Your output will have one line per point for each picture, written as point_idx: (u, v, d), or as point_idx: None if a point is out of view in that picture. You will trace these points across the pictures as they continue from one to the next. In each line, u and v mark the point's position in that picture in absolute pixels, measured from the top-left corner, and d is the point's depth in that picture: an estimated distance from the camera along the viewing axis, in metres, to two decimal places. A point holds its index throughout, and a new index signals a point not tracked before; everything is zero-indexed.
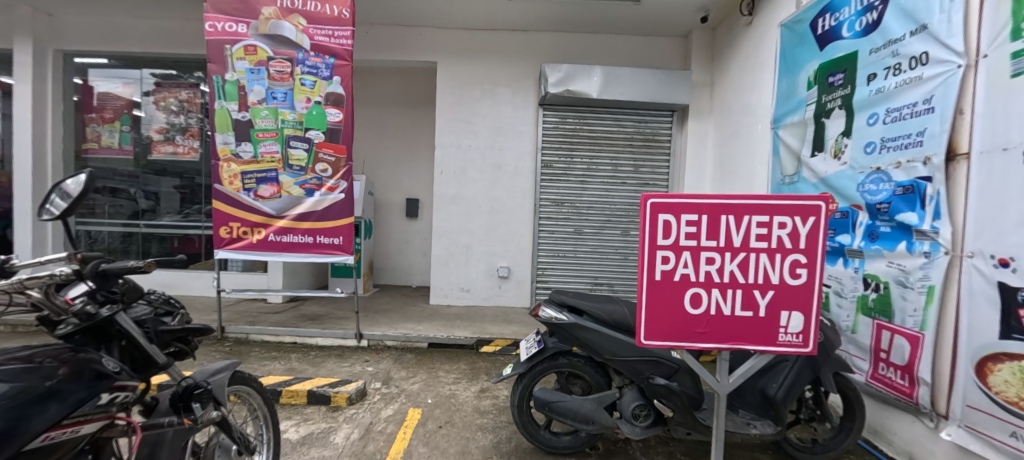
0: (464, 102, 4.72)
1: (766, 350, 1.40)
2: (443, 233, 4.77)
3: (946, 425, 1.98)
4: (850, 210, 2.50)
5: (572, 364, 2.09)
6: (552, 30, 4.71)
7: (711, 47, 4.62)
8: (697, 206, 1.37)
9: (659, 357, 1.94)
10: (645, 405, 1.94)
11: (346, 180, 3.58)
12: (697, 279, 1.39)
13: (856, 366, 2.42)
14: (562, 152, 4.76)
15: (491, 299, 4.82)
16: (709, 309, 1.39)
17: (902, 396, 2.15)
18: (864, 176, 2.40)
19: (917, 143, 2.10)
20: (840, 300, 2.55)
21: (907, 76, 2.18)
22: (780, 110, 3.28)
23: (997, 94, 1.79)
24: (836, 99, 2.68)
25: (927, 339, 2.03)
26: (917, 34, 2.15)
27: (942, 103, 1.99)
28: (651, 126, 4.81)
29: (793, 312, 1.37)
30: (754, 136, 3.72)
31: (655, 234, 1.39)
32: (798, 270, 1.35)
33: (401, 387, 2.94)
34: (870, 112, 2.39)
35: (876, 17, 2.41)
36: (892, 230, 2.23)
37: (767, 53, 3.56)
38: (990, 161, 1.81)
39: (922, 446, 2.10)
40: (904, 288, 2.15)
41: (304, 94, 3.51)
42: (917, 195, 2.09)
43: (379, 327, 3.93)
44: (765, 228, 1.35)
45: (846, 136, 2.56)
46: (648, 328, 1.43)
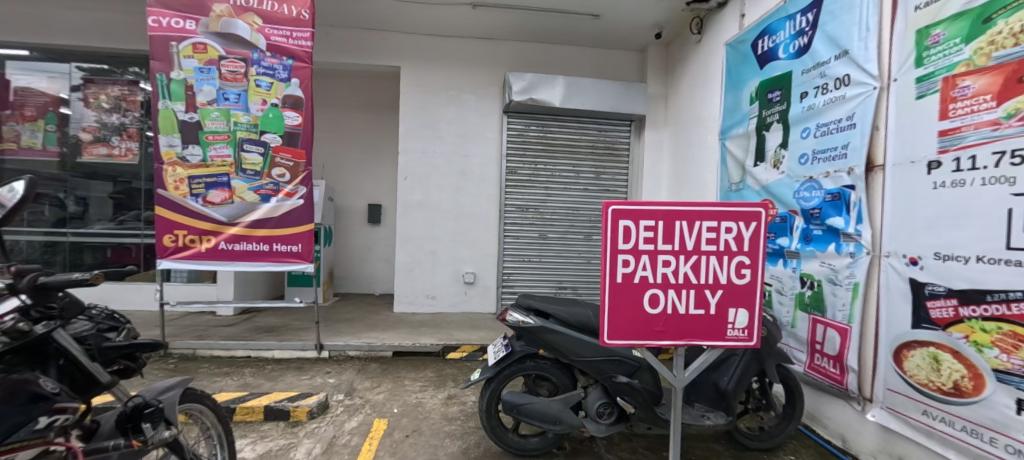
0: (429, 108, 4.71)
1: (716, 345, 1.51)
2: (408, 240, 4.71)
3: (871, 407, 2.21)
4: (788, 215, 2.75)
5: (539, 366, 2.14)
6: (516, 40, 4.82)
7: (665, 61, 4.88)
8: (655, 212, 1.46)
9: (622, 356, 2.04)
10: (608, 403, 2.02)
11: (305, 185, 3.49)
12: (654, 281, 1.48)
13: (795, 358, 2.65)
14: (526, 159, 4.85)
15: (457, 305, 4.81)
16: (666, 309, 1.49)
17: (835, 383, 2.37)
18: (799, 184, 2.65)
19: (843, 155, 2.35)
20: (782, 298, 2.77)
21: (833, 95, 2.44)
22: (727, 122, 3.53)
23: (905, 113, 2.04)
24: (774, 113, 2.94)
25: (853, 331, 2.26)
26: (840, 58, 2.42)
27: (863, 119, 2.24)
28: (611, 135, 5.00)
29: (739, 309, 1.50)
30: (705, 146, 3.97)
31: (616, 238, 1.46)
32: (742, 271, 1.48)
33: (365, 398, 2.89)
34: (803, 126, 2.65)
35: (806, 42, 2.68)
36: (823, 233, 2.47)
37: (714, 70, 3.84)
38: (900, 172, 2.06)
39: (853, 429, 2.32)
40: (834, 285, 2.38)
41: (259, 96, 3.38)
42: (843, 201, 2.34)
43: (341, 337, 3.83)
44: (714, 233, 1.47)
45: (783, 148, 2.81)
46: (611, 328, 1.49)
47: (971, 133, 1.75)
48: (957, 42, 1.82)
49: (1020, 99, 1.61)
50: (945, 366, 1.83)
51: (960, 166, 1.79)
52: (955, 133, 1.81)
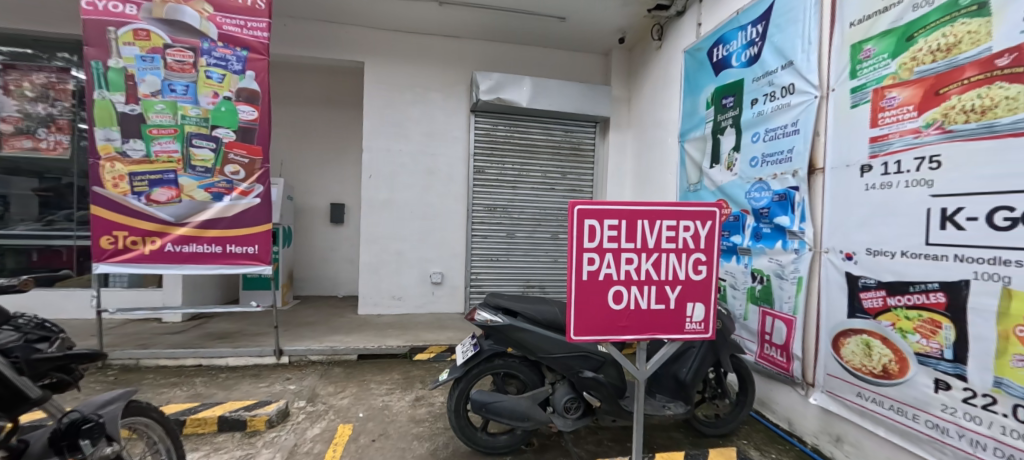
0: (394, 105, 4.62)
1: (675, 338, 1.59)
2: (373, 240, 4.60)
3: (813, 391, 2.39)
4: (740, 214, 2.92)
5: (507, 364, 2.16)
6: (483, 39, 4.82)
7: (628, 65, 5.04)
8: (618, 211, 1.50)
9: (587, 352, 2.09)
10: (575, 398, 2.07)
11: (262, 183, 3.34)
12: (618, 278, 1.53)
13: (747, 348, 2.82)
14: (494, 159, 4.86)
15: (424, 306, 4.76)
16: (629, 305, 1.54)
17: (781, 370, 2.55)
18: (750, 185, 2.83)
19: (788, 158, 2.52)
20: (735, 292, 2.94)
21: (780, 102, 2.61)
22: (686, 126, 3.69)
23: (842, 120, 2.22)
24: (728, 118, 3.10)
25: (798, 322, 2.44)
26: (785, 68, 2.59)
27: (805, 125, 2.41)
28: (577, 136, 5.10)
29: (696, 304, 1.58)
30: (665, 148, 4.14)
31: (582, 237, 1.49)
32: (699, 267, 1.57)
33: (329, 404, 2.80)
34: (753, 131, 2.82)
35: (756, 52, 2.86)
36: (771, 231, 2.64)
37: (673, 75, 4.01)
38: (838, 175, 2.24)
39: (798, 412, 2.50)
40: (781, 279, 2.56)
41: (210, 89, 3.20)
42: (788, 201, 2.51)
43: (302, 342, 3.69)
44: (674, 231, 1.54)
45: (736, 151, 2.98)
46: (577, 324, 1.53)
47: (897, 140, 1.94)
48: (885, 57, 2.01)
49: (938, 110, 1.80)
50: (875, 352, 2.02)
51: (888, 170, 1.98)
52: (883, 140, 2.00)
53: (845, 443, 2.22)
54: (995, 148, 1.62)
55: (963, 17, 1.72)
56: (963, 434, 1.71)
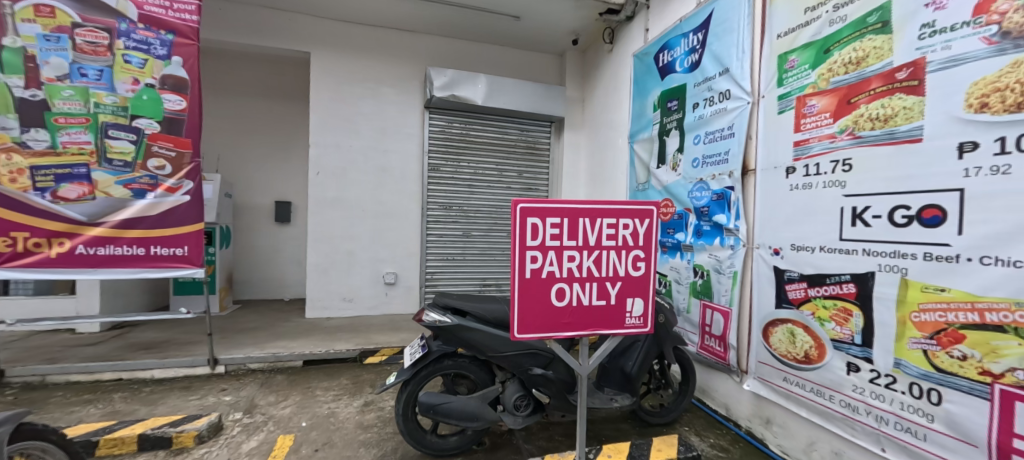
0: (343, 99, 4.43)
1: (616, 333, 1.63)
2: (321, 240, 4.39)
3: (746, 378, 2.55)
4: (683, 212, 3.07)
5: (457, 365, 2.13)
6: (438, 34, 4.73)
7: (581, 66, 5.13)
8: (560, 210, 1.52)
9: (537, 349, 2.11)
10: (525, 396, 2.09)
11: (192, 179, 3.08)
12: (561, 275, 1.55)
13: (690, 339, 2.97)
14: (449, 156, 4.79)
15: (376, 308, 4.61)
16: (571, 302, 1.57)
17: (719, 359, 2.71)
18: (692, 185, 2.98)
19: (725, 160, 2.68)
20: (679, 287, 3.09)
21: (718, 107, 2.77)
22: (635, 127, 3.82)
23: (770, 125, 2.39)
24: (673, 120, 3.25)
25: (733, 313, 2.59)
26: (722, 75, 2.75)
27: (739, 129, 2.57)
28: (532, 135, 5.13)
29: (636, 299, 1.64)
30: (616, 148, 4.26)
31: (524, 235, 1.50)
32: (638, 263, 1.62)
33: (268, 414, 2.64)
34: (695, 133, 2.97)
35: (697, 59, 3.01)
36: (710, 228, 2.80)
37: (623, 78, 4.14)
38: (767, 176, 2.40)
39: (734, 399, 2.66)
40: (719, 274, 2.71)
41: (129, 74, 2.91)
42: (725, 200, 2.67)
43: (240, 349, 3.45)
44: (614, 229, 1.59)
45: (680, 152, 3.13)
46: (521, 322, 1.53)
47: (816, 144, 2.12)
48: (806, 68, 2.18)
49: (849, 118, 1.98)
50: (799, 339, 2.19)
51: (809, 172, 2.15)
52: (804, 144, 2.18)
53: (773, 425, 2.39)
54: (895, 153, 1.80)
55: (870, 33, 1.91)
56: (870, 411, 1.89)
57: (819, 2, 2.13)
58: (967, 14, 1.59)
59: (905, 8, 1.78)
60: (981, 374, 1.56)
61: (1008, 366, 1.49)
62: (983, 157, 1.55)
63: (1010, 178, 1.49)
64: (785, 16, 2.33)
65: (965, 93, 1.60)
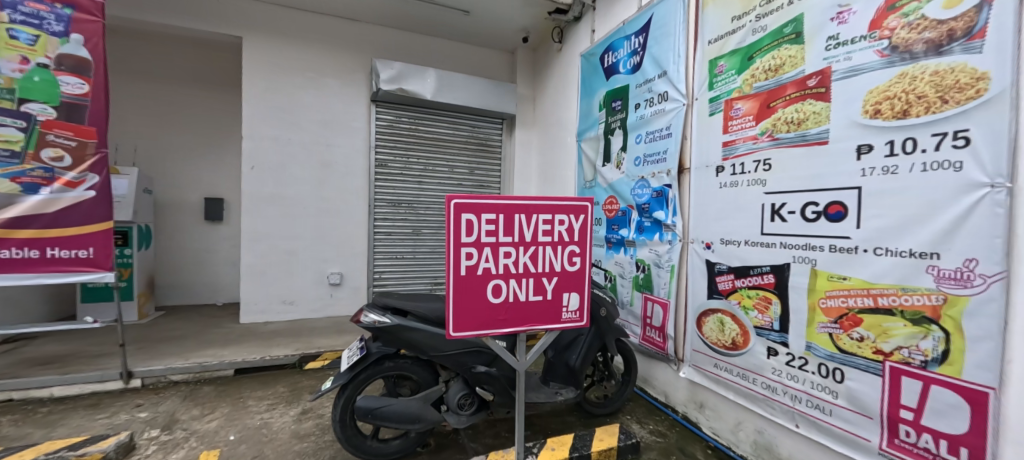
0: (280, 89, 4.15)
1: (553, 328, 1.66)
2: (257, 239, 4.09)
3: (683, 366, 2.70)
4: (626, 209, 3.19)
5: (398, 366, 2.08)
6: (384, 25, 4.56)
7: (532, 64, 5.15)
8: (495, 206, 1.52)
9: (480, 347, 2.11)
10: (469, 394, 2.08)
11: (98, 173, 2.75)
12: (497, 272, 1.55)
13: (632, 331, 3.10)
14: (397, 152, 4.64)
15: (320, 310, 4.39)
16: (508, 298, 1.57)
17: (659, 349, 2.84)
18: (634, 183, 3.10)
19: (663, 159, 2.81)
20: (623, 281, 3.20)
21: (657, 108, 2.89)
22: (582, 126, 3.89)
23: (703, 126, 2.52)
24: (617, 120, 3.35)
25: (671, 305, 2.73)
26: (660, 77, 2.88)
27: (676, 129, 2.70)
28: (484, 132, 5.08)
29: (572, 294, 1.67)
30: (565, 146, 4.34)
31: (458, 231, 1.48)
32: (573, 258, 1.66)
33: (191, 430, 2.42)
34: (637, 133, 3.09)
35: (638, 61, 3.12)
36: (651, 224, 2.92)
37: (572, 77, 4.21)
38: (701, 174, 2.54)
39: (672, 386, 2.80)
40: (659, 267, 2.84)
41: (16, 52, 2.55)
42: (664, 198, 2.80)
43: (160, 360, 3.14)
44: (549, 225, 1.61)
45: (623, 151, 3.24)
46: (456, 320, 1.51)
47: (742, 145, 2.27)
48: (733, 73, 2.33)
49: (769, 121, 2.14)
50: (727, 327, 2.34)
51: (736, 171, 2.31)
52: (732, 144, 2.33)
53: (706, 408, 2.54)
54: (806, 154, 1.97)
55: (786, 43, 2.06)
56: (786, 391, 2.06)
57: (744, 11, 2.28)
58: (865, 28, 1.76)
59: (815, 21, 1.94)
60: (875, 353, 1.74)
61: (896, 345, 1.68)
62: (876, 158, 1.73)
63: (897, 177, 1.67)
64: (716, 23, 2.46)
65: (862, 100, 1.78)
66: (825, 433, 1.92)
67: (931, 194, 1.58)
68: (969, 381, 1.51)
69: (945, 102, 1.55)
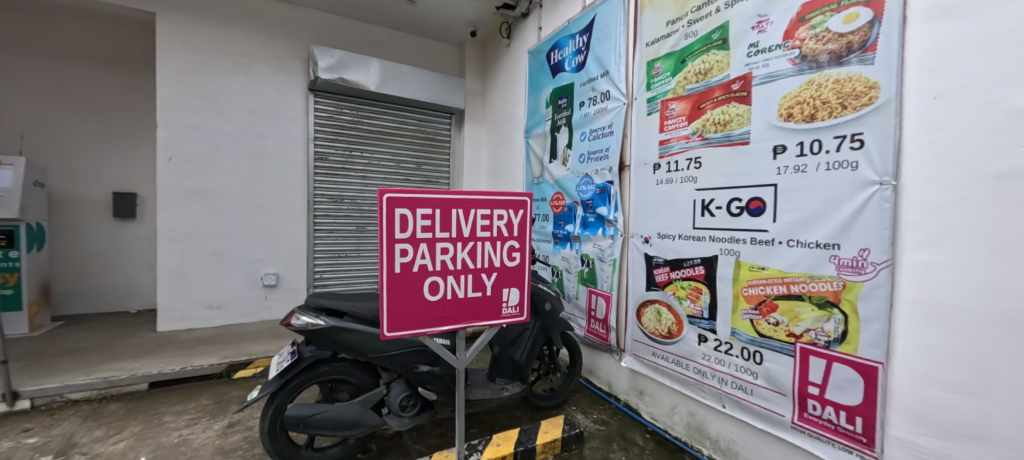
0: (202, 73, 3.79)
1: (493, 324, 1.65)
2: (177, 238, 3.73)
3: (624, 356, 2.81)
4: (572, 205, 3.26)
5: (334, 370, 2.00)
6: (322, 10, 4.30)
7: (481, 59, 5.10)
8: (431, 201, 1.48)
9: (423, 346, 2.09)
10: (411, 395, 2.07)
11: None
12: (434, 269, 1.52)
13: (578, 324, 3.18)
14: (338, 145, 4.41)
15: (253, 314, 4.09)
16: (446, 295, 1.54)
17: (602, 341, 2.94)
18: (579, 179, 3.17)
19: (606, 156, 2.90)
20: (569, 275, 3.27)
21: (600, 106, 2.97)
22: (530, 122, 3.92)
23: (642, 125, 2.62)
24: (563, 117, 3.41)
25: (613, 297, 2.83)
26: (603, 77, 2.96)
27: (618, 127, 2.79)
28: (432, 126, 4.95)
29: (512, 289, 1.67)
30: (513, 142, 4.35)
31: (392, 227, 1.43)
32: (513, 254, 1.66)
33: (93, 454, 2.16)
34: (582, 130, 3.16)
35: (582, 60, 3.19)
36: (595, 220, 3.01)
37: (519, 74, 4.22)
38: (640, 171, 2.64)
39: (615, 376, 2.91)
40: (602, 261, 2.93)
41: None
42: (606, 194, 2.89)
43: (56, 377, 2.77)
44: (488, 220, 1.59)
45: (569, 148, 3.30)
46: (391, 320, 1.47)
47: (676, 144, 2.40)
48: (668, 75, 2.45)
49: (699, 121, 2.27)
50: (664, 317, 2.47)
51: (671, 168, 2.43)
52: (667, 143, 2.45)
53: (645, 395, 2.67)
54: (731, 153, 2.11)
55: (714, 48, 2.20)
56: (715, 375, 2.21)
57: (678, 16, 2.40)
58: (779, 38, 1.92)
59: (738, 29, 2.08)
60: (788, 336, 1.90)
61: (805, 327, 1.84)
62: (789, 158, 1.89)
63: (806, 175, 1.84)
64: (653, 26, 2.57)
65: (777, 105, 1.93)
66: (747, 412, 2.08)
67: (833, 191, 1.75)
68: (863, 357, 1.69)
69: (845, 108, 1.72)
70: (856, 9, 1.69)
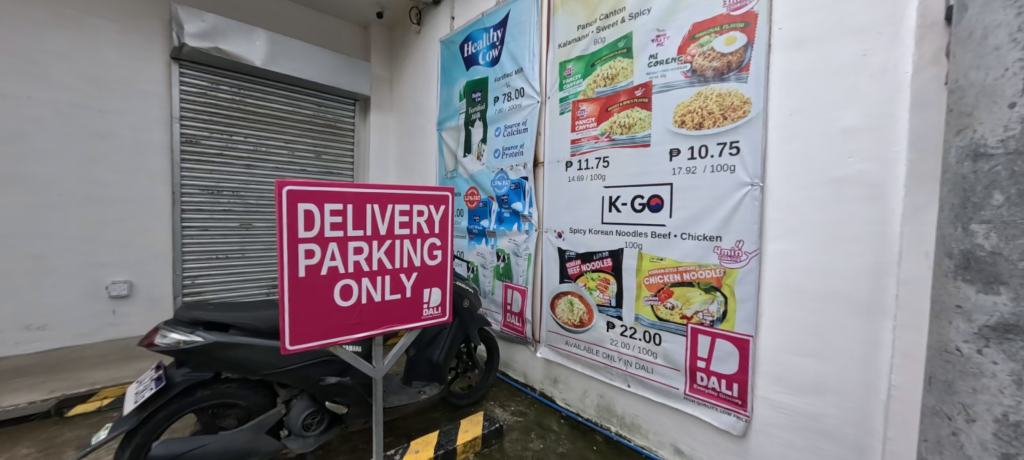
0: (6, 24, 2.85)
1: (413, 327, 1.56)
2: None
3: (539, 347, 2.89)
4: (487, 200, 3.24)
5: (216, 394, 1.78)
6: None
7: (389, 44, 4.80)
8: (342, 195, 1.34)
9: (330, 356, 1.94)
10: (317, 411, 1.91)
11: None
12: (346, 271, 1.38)
13: (493, 318, 3.21)
14: (213, 127, 3.72)
15: None
16: (360, 299, 1.41)
17: (518, 333, 2.99)
18: (494, 175, 3.16)
19: (520, 152, 2.93)
20: (484, 271, 3.26)
21: (514, 103, 2.99)
22: (442, 115, 3.81)
23: (555, 123, 2.70)
24: (477, 111, 3.37)
25: (528, 290, 2.89)
26: (517, 73, 2.98)
27: (532, 124, 2.84)
28: (332, 112, 4.49)
29: (433, 289, 1.60)
30: (425, 135, 4.18)
31: (295, 225, 1.26)
32: (434, 252, 1.59)
33: None
34: (496, 125, 3.16)
35: (496, 54, 3.17)
36: (510, 215, 3.03)
37: (431, 64, 4.07)
38: (554, 169, 2.72)
39: (530, 367, 2.98)
40: (517, 256, 2.97)
41: None
42: (521, 190, 2.93)
43: None
44: (407, 216, 1.50)
45: (483, 143, 3.28)
46: (294, 331, 1.30)
47: (586, 143, 2.52)
48: (579, 77, 2.55)
49: (607, 123, 2.40)
50: (576, 308, 2.59)
51: (582, 166, 2.55)
52: (578, 142, 2.56)
53: (559, 382, 2.78)
54: (635, 154, 2.27)
55: (620, 55, 2.34)
56: (621, 357, 2.37)
57: (588, 21, 2.50)
58: (674, 51, 2.10)
59: (641, 39, 2.24)
60: (681, 318, 2.12)
61: (695, 309, 2.07)
62: (682, 160, 2.09)
63: (695, 176, 2.05)
64: (565, 28, 2.65)
65: (672, 112, 2.12)
66: (648, 388, 2.27)
67: (718, 189, 1.98)
68: (739, 332, 1.95)
69: (725, 118, 1.95)
70: (734, 34, 1.92)
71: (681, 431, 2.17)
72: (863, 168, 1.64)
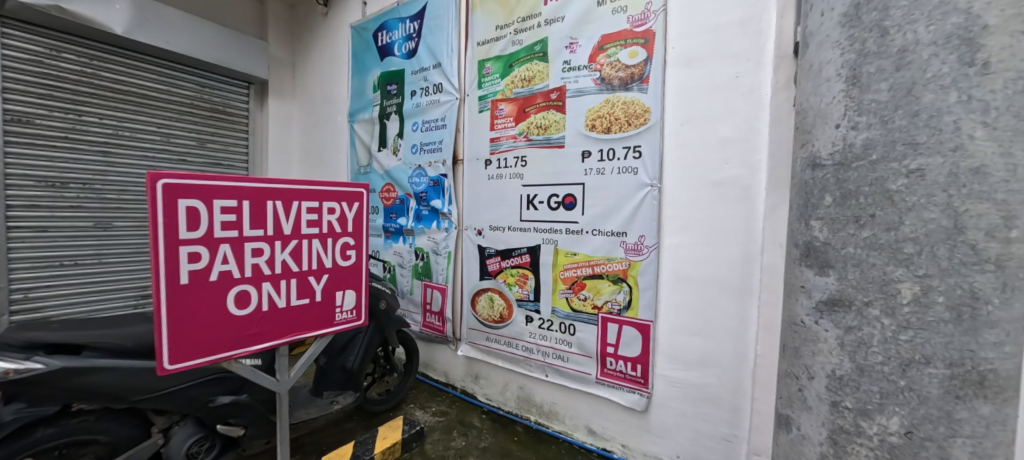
0: None
1: (324, 333, 1.47)
2: None
3: (460, 345, 2.89)
4: (404, 197, 3.14)
5: (63, 430, 1.49)
6: None
7: (291, 24, 4.37)
8: (236, 191, 1.21)
9: (221, 374, 1.78)
10: (206, 437, 1.74)
11: None
12: (243, 276, 1.25)
13: (412, 319, 3.13)
14: (59, 106, 3.10)
15: None
16: (260, 307, 1.29)
17: (438, 333, 2.96)
18: (411, 171, 3.08)
19: (439, 148, 2.89)
20: (402, 271, 3.16)
21: (432, 98, 2.94)
22: (354, 106, 3.60)
23: (474, 121, 2.71)
24: (393, 104, 3.24)
25: (448, 289, 2.87)
26: (435, 68, 2.93)
27: (450, 121, 2.82)
28: (220, 95, 3.96)
29: (347, 291, 1.52)
30: (335, 126, 3.91)
31: (176, 225, 1.11)
32: (347, 252, 1.51)
33: None
34: (413, 120, 3.07)
35: (413, 47, 3.09)
36: (428, 213, 2.98)
37: (341, 50, 3.82)
38: (473, 166, 2.73)
39: (450, 365, 2.96)
40: (436, 254, 2.93)
41: None
42: (440, 187, 2.89)
43: None
44: (316, 214, 1.40)
45: (399, 137, 3.18)
46: (177, 347, 1.14)
47: (504, 142, 2.57)
48: (497, 77, 2.59)
49: (525, 123, 2.47)
50: (496, 304, 2.64)
51: (500, 165, 2.59)
52: (496, 141, 2.60)
53: (480, 378, 2.81)
54: (550, 155, 2.38)
55: (536, 59, 2.42)
56: (539, 349, 2.48)
57: (506, 23, 2.54)
58: (585, 59, 2.24)
59: (555, 44, 2.34)
60: (593, 308, 2.27)
61: (605, 299, 2.23)
62: (593, 162, 2.24)
63: (605, 176, 2.21)
64: (483, 27, 2.66)
65: (584, 117, 2.26)
66: (564, 376, 2.40)
67: (624, 189, 2.16)
68: (642, 318, 2.14)
69: (629, 124, 2.13)
70: (636, 48, 2.10)
71: (592, 413, 2.33)
72: (735, 173, 1.90)
